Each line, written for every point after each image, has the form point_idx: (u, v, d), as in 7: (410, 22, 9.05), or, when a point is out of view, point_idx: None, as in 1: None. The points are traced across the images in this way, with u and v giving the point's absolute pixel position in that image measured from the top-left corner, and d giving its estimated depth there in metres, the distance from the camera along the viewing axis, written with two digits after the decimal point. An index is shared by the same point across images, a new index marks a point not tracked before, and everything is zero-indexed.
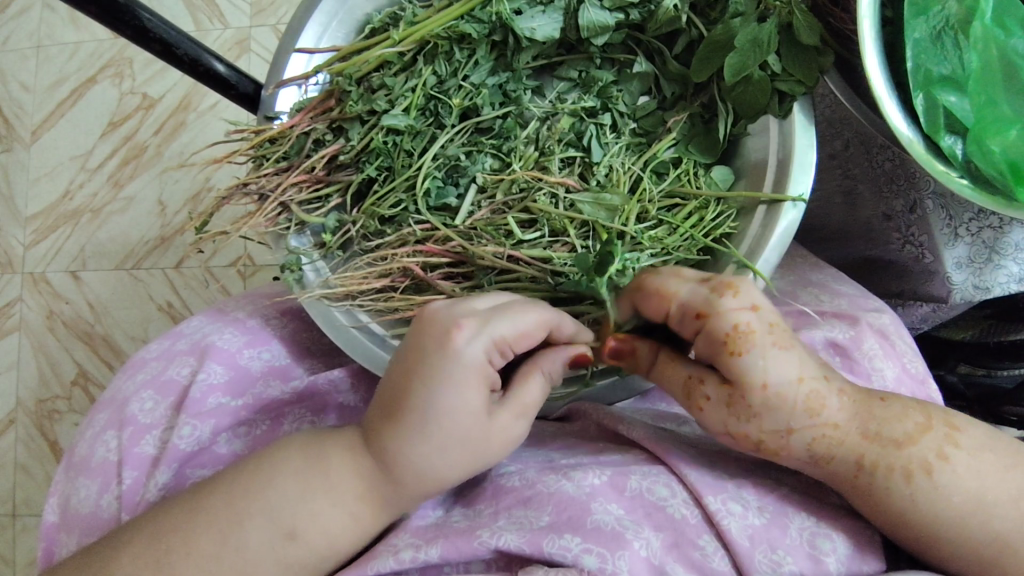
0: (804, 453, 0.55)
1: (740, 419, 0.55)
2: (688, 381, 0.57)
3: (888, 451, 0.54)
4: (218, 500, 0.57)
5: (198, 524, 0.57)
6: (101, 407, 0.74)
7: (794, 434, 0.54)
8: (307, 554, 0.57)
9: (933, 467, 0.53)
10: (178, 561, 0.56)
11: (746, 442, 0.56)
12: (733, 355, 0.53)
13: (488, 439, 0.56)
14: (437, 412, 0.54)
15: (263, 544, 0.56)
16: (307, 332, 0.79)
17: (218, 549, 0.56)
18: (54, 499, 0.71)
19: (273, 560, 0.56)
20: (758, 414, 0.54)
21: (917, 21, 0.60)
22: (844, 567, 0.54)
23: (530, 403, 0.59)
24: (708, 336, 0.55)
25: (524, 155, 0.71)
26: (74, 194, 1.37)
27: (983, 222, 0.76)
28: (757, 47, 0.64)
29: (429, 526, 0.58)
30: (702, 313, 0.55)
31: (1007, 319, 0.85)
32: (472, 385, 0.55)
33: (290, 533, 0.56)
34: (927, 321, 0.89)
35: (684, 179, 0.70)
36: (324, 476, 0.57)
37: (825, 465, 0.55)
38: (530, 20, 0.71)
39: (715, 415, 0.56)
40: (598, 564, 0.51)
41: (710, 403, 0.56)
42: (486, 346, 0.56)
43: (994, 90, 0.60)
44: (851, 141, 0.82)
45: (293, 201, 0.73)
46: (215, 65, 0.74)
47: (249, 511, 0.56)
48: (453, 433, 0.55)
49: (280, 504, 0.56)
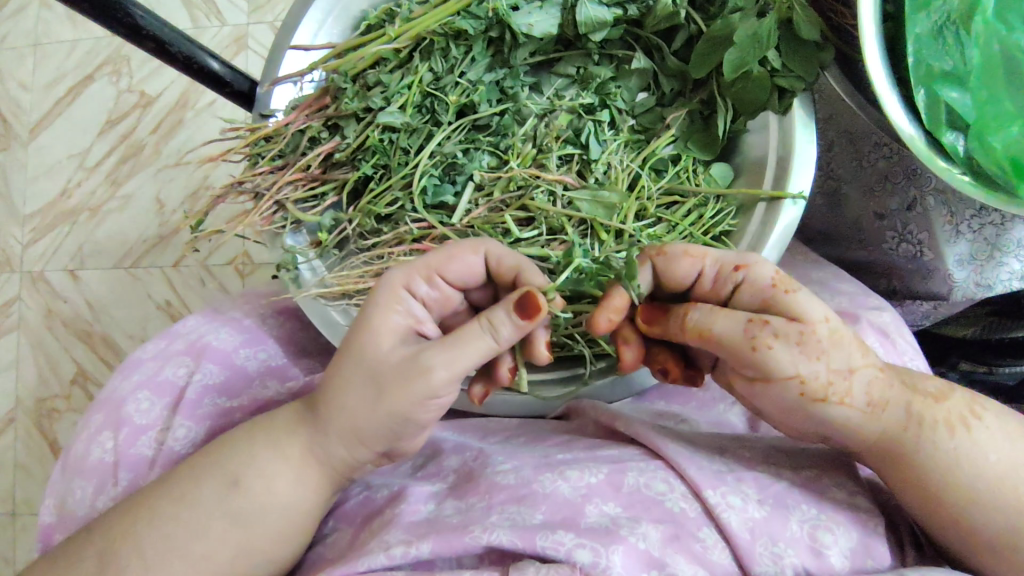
0: (862, 402, 0.54)
1: (812, 357, 0.53)
2: (750, 326, 0.52)
3: (928, 404, 0.55)
4: (185, 461, 0.60)
5: (164, 485, 0.58)
6: (95, 408, 0.72)
7: (856, 373, 0.54)
8: (257, 510, 0.57)
9: (971, 422, 0.55)
10: (140, 525, 0.57)
11: (815, 387, 0.53)
12: (789, 292, 0.54)
13: (389, 370, 0.53)
14: (351, 333, 0.56)
15: (212, 496, 0.57)
16: (304, 331, 0.80)
17: (175, 508, 0.57)
18: (49, 500, 0.69)
19: (223, 516, 0.57)
20: (827, 350, 0.53)
21: (920, 15, 0.59)
22: (845, 563, 0.53)
23: (446, 348, 0.51)
24: (753, 279, 0.54)
25: (522, 152, 0.70)
26: (72, 193, 1.36)
27: (984, 219, 0.77)
28: (756, 42, 0.63)
29: (422, 522, 0.57)
30: (739, 264, 0.55)
31: (1007, 316, 0.80)
32: (385, 310, 0.55)
33: (234, 482, 0.57)
34: (928, 318, 0.87)
35: (683, 176, 0.70)
36: (270, 423, 0.60)
37: (880, 414, 0.55)
38: (528, 17, 0.70)
39: (784, 356, 0.53)
40: (592, 559, 0.51)
41: (780, 342, 0.52)
42: (406, 272, 0.56)
43: (995, 87, 0.59)
44: (835, 141, 0.81)
45: (288, 200, 0.73)
46: (210, 62, 0.73)
47: (202, 464, 0.59)
48: (357, 354, 0.54)
49: (233, 453, 0.59)
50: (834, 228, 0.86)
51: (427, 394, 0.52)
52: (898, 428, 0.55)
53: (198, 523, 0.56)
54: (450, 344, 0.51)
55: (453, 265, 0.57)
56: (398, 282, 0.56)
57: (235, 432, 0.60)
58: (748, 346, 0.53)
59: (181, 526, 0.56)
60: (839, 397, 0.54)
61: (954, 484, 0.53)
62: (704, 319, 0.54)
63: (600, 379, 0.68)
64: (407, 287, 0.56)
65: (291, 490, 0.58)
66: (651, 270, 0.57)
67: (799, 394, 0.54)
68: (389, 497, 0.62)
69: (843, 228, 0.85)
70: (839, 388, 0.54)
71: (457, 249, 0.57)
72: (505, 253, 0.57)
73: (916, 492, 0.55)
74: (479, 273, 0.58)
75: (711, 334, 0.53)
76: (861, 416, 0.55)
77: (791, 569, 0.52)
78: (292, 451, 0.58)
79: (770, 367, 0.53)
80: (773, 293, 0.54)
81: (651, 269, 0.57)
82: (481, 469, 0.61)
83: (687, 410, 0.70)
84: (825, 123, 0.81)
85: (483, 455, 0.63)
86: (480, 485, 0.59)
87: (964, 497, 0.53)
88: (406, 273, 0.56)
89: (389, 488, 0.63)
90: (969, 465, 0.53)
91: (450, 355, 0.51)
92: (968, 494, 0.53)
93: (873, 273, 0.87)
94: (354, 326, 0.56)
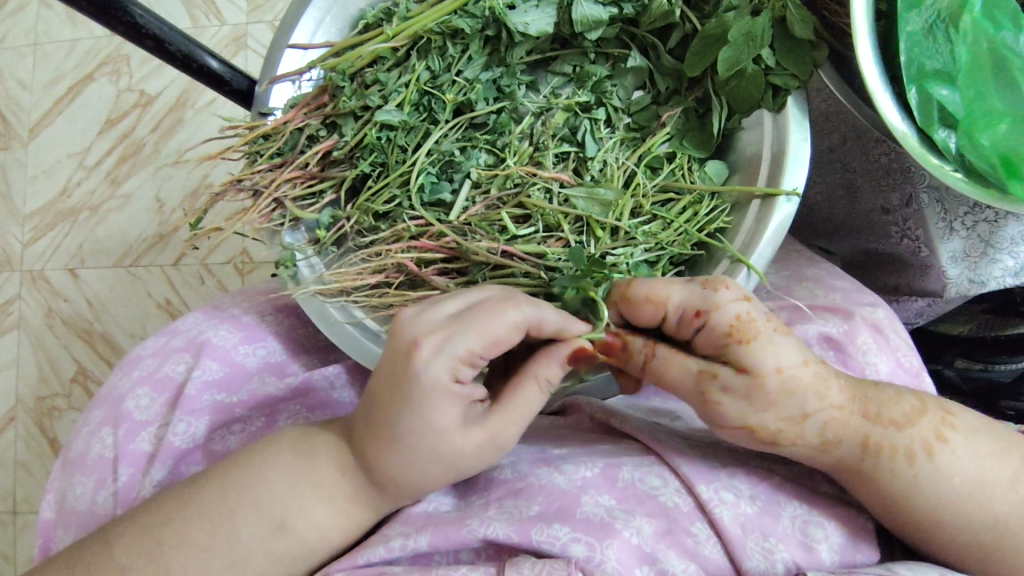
0: (813, 442, 0.55)
1: (760, 411, 0.53)
2: (700, 381, 0.54)
3: (890, 432, 0.55)
4: (211, 492, 0.57)
5: (190, 516, 0.56)
6: (97, 404, 0.74)
7: (808, 419, 0.54)
8: (300, 549, 0.56)
9: (934, 449, 0.54)
10: (172, 552, 0.55)
11: (762, 435, 0.55)
12: (744, 344, 0.53)
13: (468, 455, 0.54)
14: (406, 432, 0.53)
15: (253, 535, 0.55)
16: (303, 328, 0.80)
17: (211, 540, 0.55)
18: (50, 495, 0.70)
19: (264, 553, 0.55)
20: (777, 402, 0.53)
21: (911, 14, 0.60)
22: (836, 558, 0.54)
23: (520, 417, 0.55)
24: (712, 327, 0.54)
25: (519, 150, 0.71)
26: (72, 192, 1.37)
27: (978, 215, 0.76)
28: (750, 41, 0.64)
29: (421, 515, 0.57)
30: (699, 310, 0.54)
31: (1004, 313, 0.83)
32: (442, 407, 0.52)
33: (280, 525, 0.55)
34: (922, 316, 0.88)
35: (678, 174, 0.71)
36: (306, 454, 0.58)
37: (831, 450, 0.55)
38: (524, 15, 0.70)
39: (733, 411, 0.54)
40: (586, 553, 0.51)
41: (726, 398, 0.54)
42: (451, 365, 0.52)
43: (983, 85, 0.60)
44: (849, 135, 0.80)
45: (287, 197, 0.73)
46: (209, 61, 0.74)
47: (232, 493, 0.56)
48: (425, 450, 0.53)
49: (271, 491, 0.56)
50: (854, 222, 0.86)
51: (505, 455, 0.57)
52: (856, 456, 0.55)
53: (238, 557, 0.55)
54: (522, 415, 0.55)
55: (497, 345, 0.53)
56: (446, 378, 0.52)
57: (267, 470, 0.57)
58: (699, 398, 0.55)
59: (222, 561, 0.55)
60: (790, 439, 0.55)
61: (937, 496, 0.54)
62: (661, 359, 0.56)
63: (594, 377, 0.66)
64: (453, 378, 0.53)
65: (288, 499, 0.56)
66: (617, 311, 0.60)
67: (750, 438, 0.55)
68: None
69: (860, 222, 0.85)
70: (790, 434, 0.54)
71: (503, 333, 0.53)
72: (546, 316, 0.55)
73: (898, 503, 0.55)
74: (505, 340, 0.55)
75: (670, 381, 0.56)
76: (813, 450, 0.56)
77: (782, 564, 0.52)
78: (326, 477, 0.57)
79: (719, 418, 0.55)
80: (728, 342, 0.53)
81: (616, 311, 0.60)
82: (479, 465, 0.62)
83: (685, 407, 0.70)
84: (836, 118, 0.80)
85: None
86: (480, 482, 0.60)
87: (947, 507, 0.54)
88: (450, 366, 0.52)
89: None
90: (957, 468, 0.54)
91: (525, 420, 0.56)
92: (951, 505, 0.54)
93: (885, 266, 0.87)
94: (405, 423, 0.53)
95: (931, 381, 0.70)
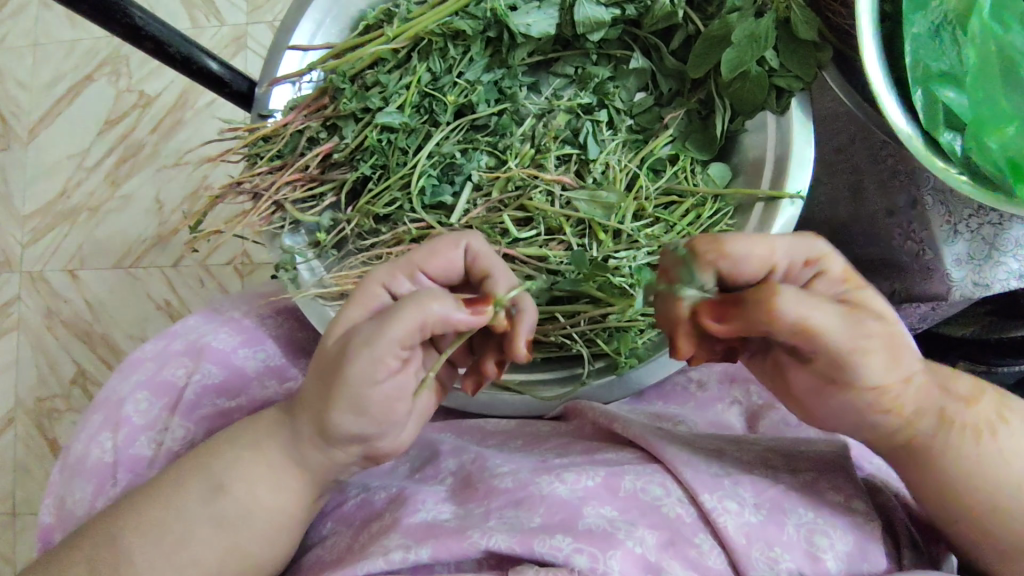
0: (909, 412, 0.52)
1: (893, 364, 0.50)
2: (851, 329, 0.48)
3: (960, 408, 0.53)
4: (167, 471, 0.59)
5: (151, 499, 0.57)
6: (95, 408, 0.72)
7: (913, 380, 0.52)
8: (238, 510, 0.56)
9: (997, 427, 0.53)
10: (130, 532, 0.56)
11: (875, 396, 0.51)
12: (863, 290, 0.51)
13: (335, 353, 0.52)
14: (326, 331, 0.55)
15: (196, 502, 0.56)
16: (302, 331, 0.79)
17: (164, 514, 0.56)
18: (49, 500, 0.69)
19: (208, 518, 0.56)
20: (903, 354, 0.51)
21: (916, 16, 0.59)
22: (841, 566, 0.52)
23: (364, 338, 0.49)
24: (828, 276, 0.51)
25: (521, 152, 0.70)
26: (72, 193, 1.37)
27: (983, 218, 0.76)
28: (754, 42, 0.63)
29: (421, 524, 0.57)
30: (809, 261, 0.52)
31: (1007, 316, 0.82)
32: (357, 302, 0.54)
33: (219, 486, 0.57)
34: (927, 320, 0.84)
35: (681, 176, 0.70)
36: (251, 427, 0.59)
37: (917, 423, 0.53)
38: (525, 17, 0.70)
39: (875, 364, 0.49)
40: (590, 564, 0.51)
41: (875, 359, 0.49)
42: (395, 270, 0.54)
43: (991, 87, 0.59)
44: (856, 137, 0.82)
45: (287, 200, 0.72)
46: (209, 63, 0.73)
47: (186, 469, 0.58)
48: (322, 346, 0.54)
49: (215, 458, 0.58)
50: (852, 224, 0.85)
51: (362, 383, 0.50)
52: (929, 433, 0.53)
53: (184, 527, 0.56)
54: (366, 338, 0.49)
55: (433, 261, 0.54)
56: (378, 279, 0.54)
57: (216, 440, 0.60)
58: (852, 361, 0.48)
59: (177, 537, 0.56)
60: (898, 403, 0.52)
61: (960, 489, 0.53)
62: (822, 320, 0.47)
63: (596, 380, 0.68)
64: (387, 284, 0.54)
65: (267, 493, 0.57)
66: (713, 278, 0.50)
67: (867, 400, 0.51)
68: (388, 499, 0.62)
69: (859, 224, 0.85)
70: (903, 396, 0.52)
71: (437, 242, 0.54)
72: (483, 250, 0.54)
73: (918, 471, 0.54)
74: (461, 270, 0.55)
75: (815, 328, 0.46)
76: (904, 423, 0.53)
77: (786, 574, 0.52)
78: (270, 449, 0.57)
79: (863, 379, 0.50)
80: (850, 292, 0.51)
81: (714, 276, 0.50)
82: (480, 474, 0.61)
83: (686, 412, 0.70)
84: (845, 118, 0.82)
85: (481, 458, 0.63)
86: (480, 490, 0.59)
87: (967, 493, 0.52)
88: (387, 270, 0.54)
89: (387, 491, 0.63)
90: (994, 464, 0.52)
91: (364, 351, 0.49)
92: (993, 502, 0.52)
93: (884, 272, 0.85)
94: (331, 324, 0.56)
95: None
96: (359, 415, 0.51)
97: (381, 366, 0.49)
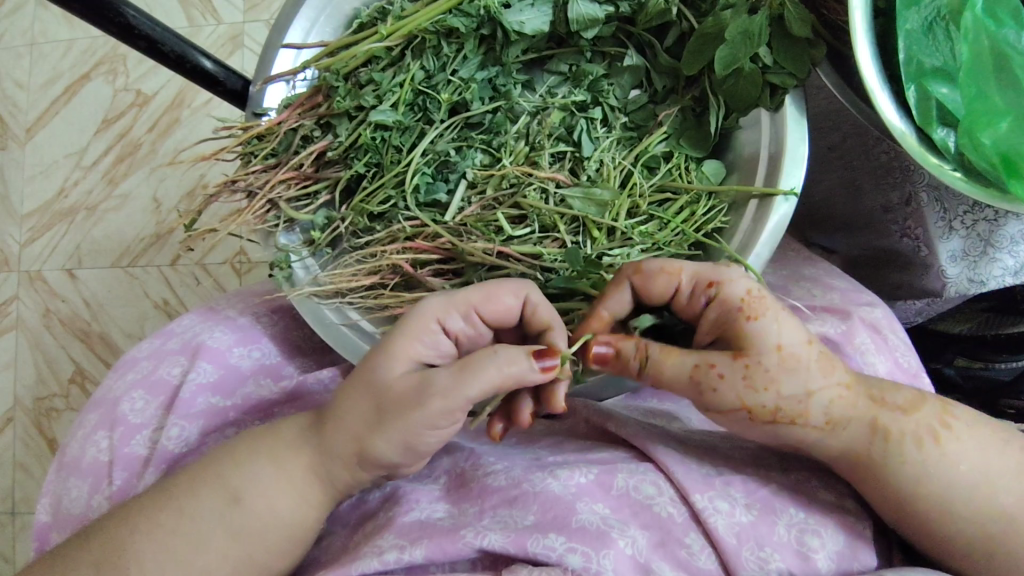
0: (821, 422, 0.52)
1: (756, 391, 0.51)
2: (695, 369, 0.51)
3: (896, 416, 0.52)
4: (179, 477, 0.59)
5: (155, 500, 0.58)
6: (91, 407, 0.73)
7: (813, 397, 0.51)
8: (228, 508, 0.56)
9: (942, 436, 0.52)
10: (139, 538, 0.56)
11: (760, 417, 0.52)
12: (751, 320, 0.51)
13: (394, 393, 0.53)
14: (367, 363, 0.55)
15: (210, 513, 0.56)
16: (298, 330, 0.79)
17: (164, 515, 0.57)
18: (45, 499, 0.69)
19: (221, 528, 0.56)
20: (777, 378, 0.51)
21: (909, 12, 0.60)
22: (832, 564, 0.53)
23: (441, 388, 0.50)
24: (723, 299, 0.53)
25: (515, 150, 0.70)
26: (69, 192, 1.37)
27: (977, 215, 0.76)
28: (747, 40, 0.63)
29: (416, 524, 0.56)
30: (712, 282, 0.53)
31: (1005, 311, 0.80)
32: (410, 340, 0.54)
33: (234, 498, 0.57)
34: (920, 315, 0.87)
35: (675, 173, 0.70)
36: (271, 440, 0.59)
37: (838, 432, 0.53)
38: (519, 14, 0.70)
39: (729, 393, 0.51)
40: (582, 563, 0.51)
41: (724, 383, 0.51)
42: (455, 311, 0.55)
43: (984, 83, 0.59)
44: (848, 135, 0.80)
45: (281, 198, 0.72)
46: (203, 62, 0.73)
47: (203, 477, 0.58)
48: (372, 376, 0.54)
49: (231, 467, 0.58)
50: (855, 219, 0.85)
51: (429, 423, 0.52)
52: (864, 441, 0.52)
53: (177, 527, 0.56)
54: (442, 388, 0.50)
55: (490, 305, 0.56)
56: (434, 314, 0.55)
57: (233, 446, 0.60)
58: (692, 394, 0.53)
59: (177, 536, 0.56)
60: (793, 418, 0.52)
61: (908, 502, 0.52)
62: (653, 367, 0.52)
63: (591, 378, 0.66)
64: (440, 321, 0.55)
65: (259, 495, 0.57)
66: (629, 289, 0.57)
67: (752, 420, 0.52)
68: (382, 497, 0.62)
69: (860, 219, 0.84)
70: (791, 411, 0.51)
71: (497, 289, 0.56)
72: (542, 303, 0.57)
73: (892, 508, 0.53)
74: (513, 314, 0.58)
75: (663, 378, 0.52)
76: (822, 433, 0.53)
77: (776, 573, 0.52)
78: (287, 456, 0.57)
79: (717, 404, 0.52)
80: (734, 316, 0.52)
81: (629, 288, 0.57)
82: (473, 472, 0.61)
83: (681, 407, 0.70)
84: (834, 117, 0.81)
85: (475, 456, 0.63)
86: (474, 489, 0.59)
87: (931, 517, 0.52)
88: (443, 307, 0.55)
89: (381, 489, 0.63)
90: (943, 473, 0.51)
91: (441, 401, 0.50)
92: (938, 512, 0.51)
93: (887, 265, 0.86)
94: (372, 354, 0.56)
95: (929, 382, 0.69)
96: (415, 446, 0.54)
97: (448, 417, 0.52)
